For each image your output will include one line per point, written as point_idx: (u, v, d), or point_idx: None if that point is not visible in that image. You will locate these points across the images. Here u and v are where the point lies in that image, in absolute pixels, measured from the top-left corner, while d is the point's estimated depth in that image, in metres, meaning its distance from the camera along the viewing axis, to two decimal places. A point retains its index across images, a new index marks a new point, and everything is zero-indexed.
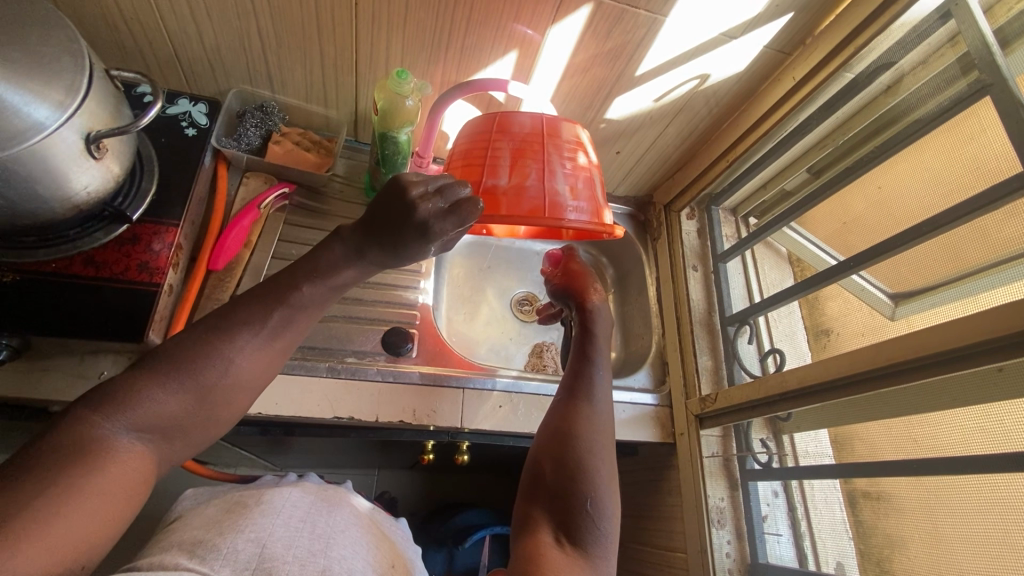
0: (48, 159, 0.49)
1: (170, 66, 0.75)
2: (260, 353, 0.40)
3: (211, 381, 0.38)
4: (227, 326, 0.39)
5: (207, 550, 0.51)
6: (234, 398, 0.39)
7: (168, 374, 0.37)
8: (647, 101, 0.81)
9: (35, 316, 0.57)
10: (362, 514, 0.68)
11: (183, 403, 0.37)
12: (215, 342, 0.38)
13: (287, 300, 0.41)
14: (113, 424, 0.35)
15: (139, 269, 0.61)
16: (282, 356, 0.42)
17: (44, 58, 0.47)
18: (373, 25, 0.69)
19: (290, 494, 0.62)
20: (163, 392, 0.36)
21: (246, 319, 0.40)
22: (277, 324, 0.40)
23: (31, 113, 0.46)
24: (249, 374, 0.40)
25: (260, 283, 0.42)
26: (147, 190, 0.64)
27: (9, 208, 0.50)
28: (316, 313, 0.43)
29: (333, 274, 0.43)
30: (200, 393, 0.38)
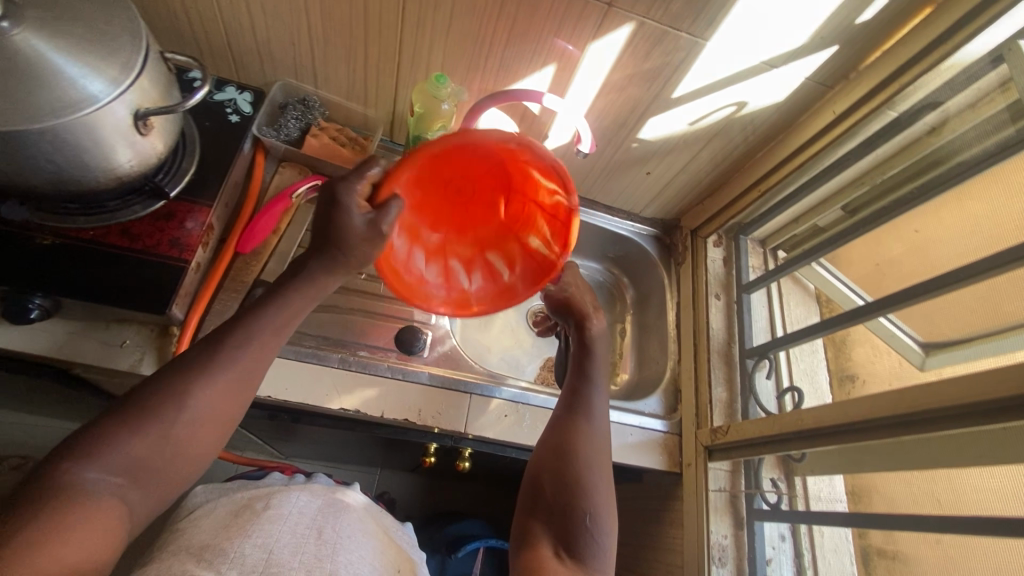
0: (98, 131, 0.51)
1: (222, 54, 0.78)
2: (223, 389, 0.45)
3: (177, 423, 0.42)
4: (186, 369, 0.44)
5: (215, 553, 0.52)
6: (199, 436, 0.44)
7: (132, 423, 0.41)
8: (681, 124, 0.81)
9: (70, 281, 0.59)
10: (371, 518, 0.69)
11: (155, 444, 0.42)
12: (178, 388, 0.43)
13: (242, 337, 0.47)
14: (88, 473, 0.39)
15: (171, 244, 0.64)
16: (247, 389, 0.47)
17: (105, 36, 0.51)
18: (418, 29, 0.71)
19: (297, 499, 0.62)
20: (131, 436, 0.41)
21: (207, 363, 0.45)
22: (235, 360, 0.46)
23: (86, 85, 0.49)
24: (214, 410, 0.44)
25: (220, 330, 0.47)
26: (186, 169, 0.67)
27: (58, 175, 0.52)
28: (276, 343, 0.48)
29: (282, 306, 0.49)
30: (169, 435, 0.42)
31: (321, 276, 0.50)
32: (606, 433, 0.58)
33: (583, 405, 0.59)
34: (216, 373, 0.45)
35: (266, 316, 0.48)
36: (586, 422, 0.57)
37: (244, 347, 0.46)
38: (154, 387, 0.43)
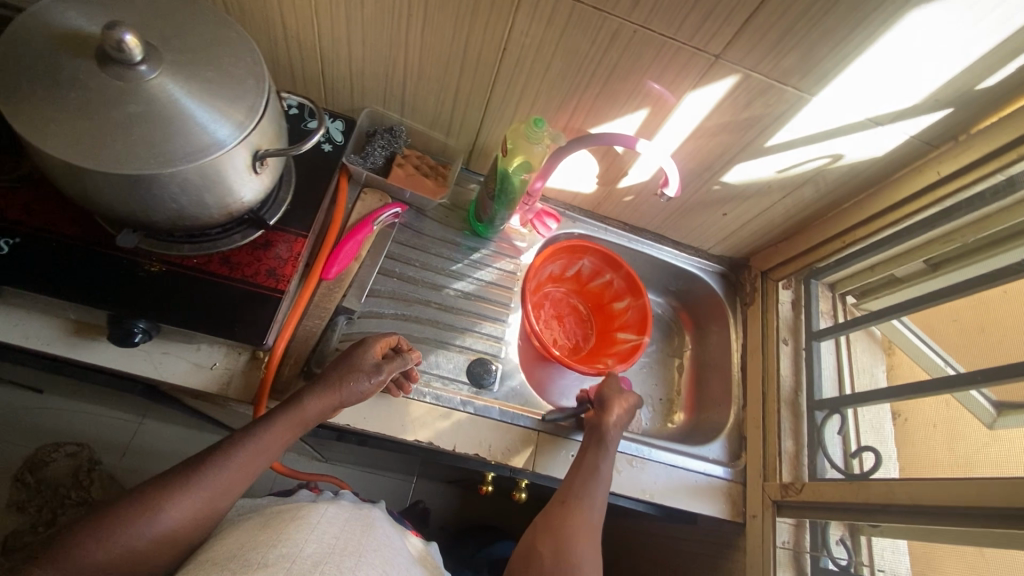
0: (220, 173, 0.52)
1: (314, 81, 0.79)
2: (182, 511, 0.53)
3: (136, 539, 0.51)
4: (160, 486, 0.54)
5: (238, 562, 0.52)
6: (153, 551, 0.52)
7: (101, 532, 0.50)
8: (769, 171, 0.79)
9: (174, 308, 0.61)
10: (395, 535, 0.68)
11: (107, 557, 0.49)
12: (149, 505, 0.52)
13: (221, 461, 0.57)
14: (44, 574, 0.47)
15: (267, 275, 0.64)
16: (203, 518, 0.55)
17: (233, 80, 0.52)
18: (515, 68, 0.71)
19: (325, 511, 0.63)
20: (97, 542, 0.49)
21: (177, 484, 0.54)
22: (206, 484, 0.55)
23: (214, 130, 0.50)
24: (170, 531, 0.53)
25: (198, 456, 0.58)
26: (283, 199, 0.68)
27: (180, 212, 0.54)
28: (236, 482, 0.57)
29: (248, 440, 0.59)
30: (121, 550, 0.50)
31: (308, 407, 0.62)
32: (597, 523, 0.68)
33: (586, 495, 0.68)
34: (186, 501, 0.54)
35: (240, 448, 0.58)
36: (585, 513, 0.67)
37: (221, 473, 0.56)
38: (130, 497, 0.53)
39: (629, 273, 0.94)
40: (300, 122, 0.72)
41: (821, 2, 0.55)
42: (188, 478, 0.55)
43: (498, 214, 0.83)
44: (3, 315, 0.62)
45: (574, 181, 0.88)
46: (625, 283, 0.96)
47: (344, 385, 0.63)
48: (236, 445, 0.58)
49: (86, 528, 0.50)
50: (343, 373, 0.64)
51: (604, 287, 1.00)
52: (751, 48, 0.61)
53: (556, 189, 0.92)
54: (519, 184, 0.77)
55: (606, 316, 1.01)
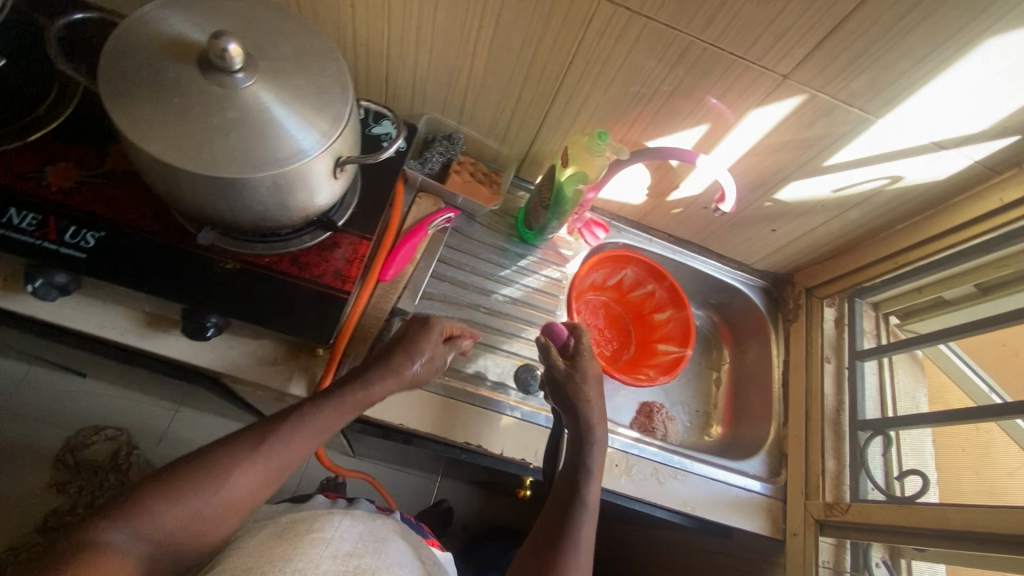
0: (303, 179, 0.54)
1: (377, 86, 0.81)
2: (249, 478, 0.53)
3: (206, 502, 0.51)
4: (226, 451, 0.54)
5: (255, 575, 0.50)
6: (222, 515, 0.52)
7: (169, 495, 0.50)
8: (824, 190, 0.79)
9: (245, 305, 0.63)
10: (409, 546, 0.67)
11: (177, 519, 0.49)
12: (218, 469, 0.52)
13: (287, 431, 0.56)
14: (116, 533, 0.46)
15: (333, 275, 0.66)
16: (270, 486, 0.55)
17: (321, 89, 0.54)
18: (579, 81, 0.72)
19: (339, 525, 0.61)
20: (165, 505, 0.49)
21: (244, 449, 0.54)
22: (271, 454, 0.55)
23: (300, 138, 0.52)
24: (236, 498, 0.52)
25: (263, 423, 0.57)
26: (350, 202, 0.70)
27: (261, 215, 0.56)
28: (301, 452, 0.57)
29: (315, 410, 0.58)
30: (189, 514, 0.50)
31: (376, 383, 0.62)
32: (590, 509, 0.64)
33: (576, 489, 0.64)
34: (251, 470, 0.53)
35: (307, 419, 0.57)
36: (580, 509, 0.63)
37: (286, 444, 0.56)
38: (196, 461, 0.53)
39: (674, 285, 0.94)
40: (366, 127, 0.74)
41: (899, 27, 0.56)
42: (253, 446, 0.54)
43: (548, 224, 0.83)
44: (80, 304, 0.64)
45: (624, 192, 0.89)
46: (669, 295, 0.96)
47: (411, 363, 0.64)
48: (301, 415, 0.58)
49: (154, 488, 0.50)
50: (410, 351, 0.65)
51: (647, 296, 1.00)
52: (821, 69, 0.62)
53: (603, 200, 0.93)
54: (572, 194, 0.77)
55: (646, 325, 1.01)
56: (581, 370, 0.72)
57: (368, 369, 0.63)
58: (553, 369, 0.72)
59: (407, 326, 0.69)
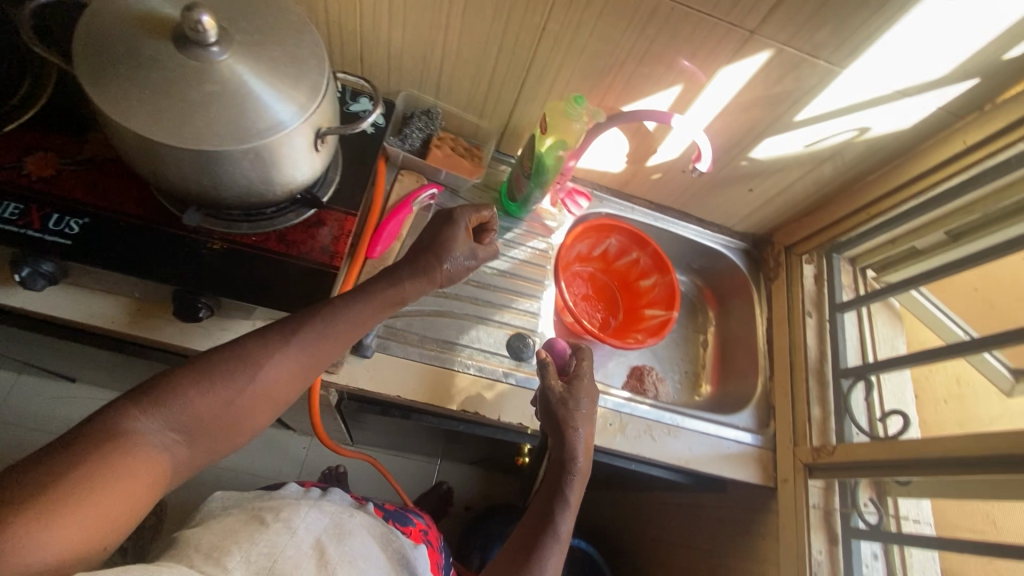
0: (283, 152, 0.54)
1: (352, 65, 0.81)
2: (283, 370, 0.54)
3: (239, 391, 0.51)
4: (259, 345, 0.54)
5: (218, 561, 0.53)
6: (255, 405, 0.52)
7: (201, 384, 0.50)
8: (797, 146, 0.81)
9: (233, 284, 0.63)
10: (377, 539, 0.69)
11: (211, 407, 0.50)
12: (249, 360, 0.52)
13: (318, 327, 0.56)
14: (147, 420, 0.47)
15: (320, 251, 0.67)
16: (301, 381, 0.55)
17: (296, 62, 0.54)
18: (552, 48, 0.73)
19: (306, 515, 0.64)
20: (197, 394, 0.49)
21: (274, 343, 0.54)
22: (304, 348, 0.55)
23: (278, 111, 0.52)
24: (270, 387, 0.53)
25: (292, 318, 0.57)
26: (332, 179, 0.71)
27: (244, 190, 0.57)
28: (332, 348, 0.57)
29: (346, 309, 0.58)
30: (222, 403, 0.50)
31: (408, 285, 0.62)
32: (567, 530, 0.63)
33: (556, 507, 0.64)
34: (287, 363, 0.54)
35: (340, 317, 0.57)
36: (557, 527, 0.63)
37: (315, 340, 0.56)
38: (226, 354, 0.53)
39: (657, 251, 0.97)
40: (344, 104, 0.75)
41: None
42: (287, 342, 0.55)
43: (531, 194, 0.85)
44: (67, 293, 0.64)
45: (603, 160, 0.91)
46: (653, 261, 0.98)
47: (442, 262, 0.64)
48: (335, 314, 0.57)
49: (183, 378, 0.50)
50: (441, 253, 0.64)
51: (631, 265, 1.02)
52: (787, 22, 0.64)
53: (584, 169, 0.95)
54: (553, 163, 0.79)
55: (632, 295, 1.03)
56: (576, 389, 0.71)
57: (398, 269, 0.63)
58: (549, 389, 0.71)
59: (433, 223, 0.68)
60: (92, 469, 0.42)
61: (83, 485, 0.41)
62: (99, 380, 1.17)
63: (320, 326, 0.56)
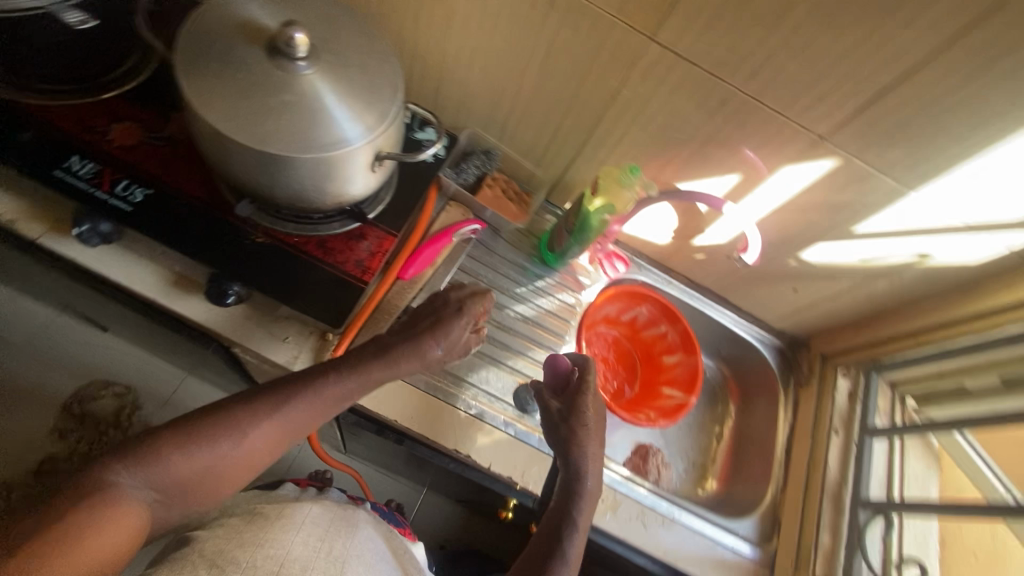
0: (343, 167, 0.57)
1: (426, 96, 0.85)
2: (263, 438, 0.57)
3: (220, 454, 0.55)
4: (245, 409, 0.57)
5: (224, 562, 0.53)
6: (232, 468, 0.56)
7: (185, 447, 0.53)
8: (852, 258, 0.79)
9: (266, 280, 0.67)
10: (380, 536, 0.69)
11: (190, 469, 0.53)
12: (234, 425, 0.56)
13: (306, 397, 0.59)
14: (131, 478, 0.50)
15: (354, 264, 0.68)
16: (279, 447, 0.59)
17: (373, 87, 0.57)
18: (619, 116, 0.74)
19: (310, 510, 0.64)
20: (178, 456, 0.53)
21: (260, 409, 0.58)
22: (287, 419, 0.58)
23: (347, 128, 0.54)
24: (250, 453, 0.57)
25: (281, 382, 0.60)
26: (383, 198, 0.73)
27: (299, 195, 0.59)
28: (314, 419, 0.60)
29: (336, 382, 0.61)
30: (202, 466, 0.54)
31: (402, 359, 0.65)
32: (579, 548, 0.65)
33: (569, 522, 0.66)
34: (269, 429, 0.57)
35: (331, 387, 0.61)
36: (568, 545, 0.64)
37: (301, 410, 0.59)
38: (212, 418, 0.56)
39: (687, 330, 0.94)
40: (410, 131, 0.77)
41: (938, 103, 0.57)
42: (273, 406, 0.58)
43: (569, 248, 0.85)
44: (116, 255, 0.68)
45: (649, 231, 0.91)
46: (681, 339, 0.95)
47: (437, 342, 0.67)
48: (324, 383, 0.60)
49: (169, 438, 0.53)
50: (436, 335, 0.67)
51: (659, 338, 0.99)
52: (861, 136, 0.63)
53: (628, 235, 0.95)
54: (598, 223, 0.80)
55: (654, 368, 1.00)
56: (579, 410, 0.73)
57: (395, 344, 0.65)
58: (548, 409, 0.75)
59: (437, 304, 0.71)
60: (69, 522, 0.45)
61: (61, 535, 0.44)
62: (127, 337, 1.22)
63: (307, 393, 0.60)
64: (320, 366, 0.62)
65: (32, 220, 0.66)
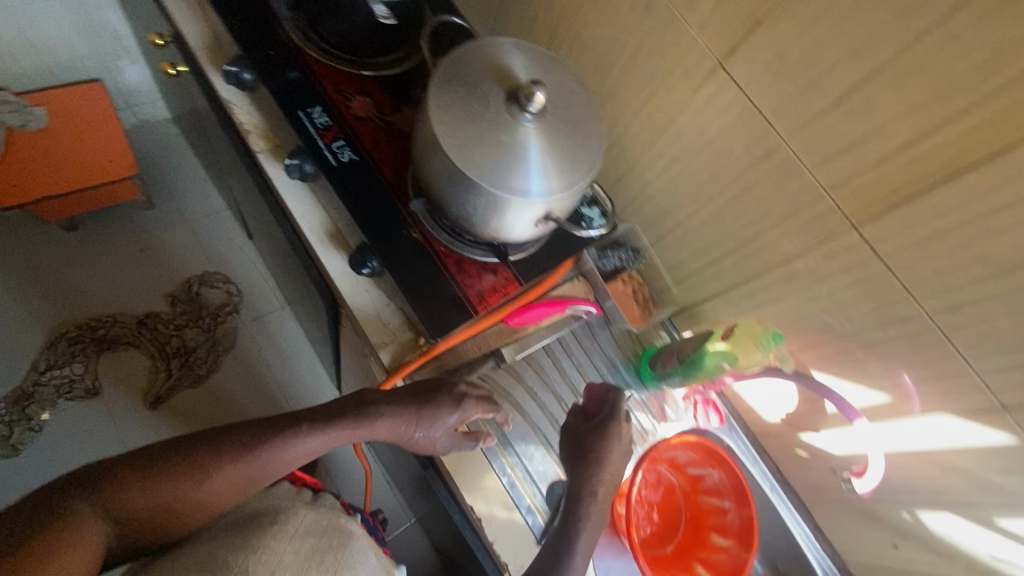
0: (513, 210, 0.61)
1: (609, 178, 0.89)
2: (225, 486, 0.60)
3: (182, 494, 0.58)
4: (212, 446, 0.60)
5: (217, 564, 0.54)
6: (195, 508, 0.59)
7: (145, 483, 0.56)
8: (981, 551, 0.65)
9: (400, 269, 0.72)
10: (371, 552, 0.70)
11: (148, 506, 0.56)
12: (195, 470, 0.58)
13: (277, 447, 0.62)
14: (94, 511, 0.53)
15: (475, 292, 0.74)
16: (240, 492, 0.61)
17: (574, 158, 0.61)
18: (783, 279, 0.72)
19: (303, 518, 0.65)
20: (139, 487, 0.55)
21: (224, 455, 0.60)
22: (253, 465, 0.61)
23: (535, 182, 0.59)
24: (212, 498, 0.59)
25: (250, 429, 0.63)
26: (529, 248, 0.78)
27: (466, 215, 0.65)
28: (277, 468, 0.63)
29: (308, 436, 0.64)
30: (162, 504, 0.57)
31: (381, 430, 0.66)
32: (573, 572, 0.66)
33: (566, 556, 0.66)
34: (230, 469, 0.60)
35: (304, 440, 0.63)
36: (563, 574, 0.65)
37: (267, 459, 0.62)
38: (179, 453, 0.59)
39: (751, 522, 0.81)
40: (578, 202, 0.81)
41: None
42: (240, 447, 0.61)
43: (672, 376, 0.81)
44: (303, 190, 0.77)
45: (761, 398, 0.85)
46: (739, 529, 0.83)
47: (423, 426, 0.67)
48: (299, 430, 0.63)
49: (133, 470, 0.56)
50: (422, 418, 0.66)
51: (717, 509, 0.87)
52: None
53: (736, 391, 0.89)
54: (712, 367, 0.76)
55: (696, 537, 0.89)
56: (598, 447, 0.72)
57: (378, 405, 0.66)
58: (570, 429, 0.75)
59: (429, 382, 0.69)
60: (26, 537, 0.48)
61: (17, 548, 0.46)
62: (264, 251, 1.41)
63: (272, 442, 0.62)
64: (296, 420, 0.65)
65: (261, 137, 0.77)
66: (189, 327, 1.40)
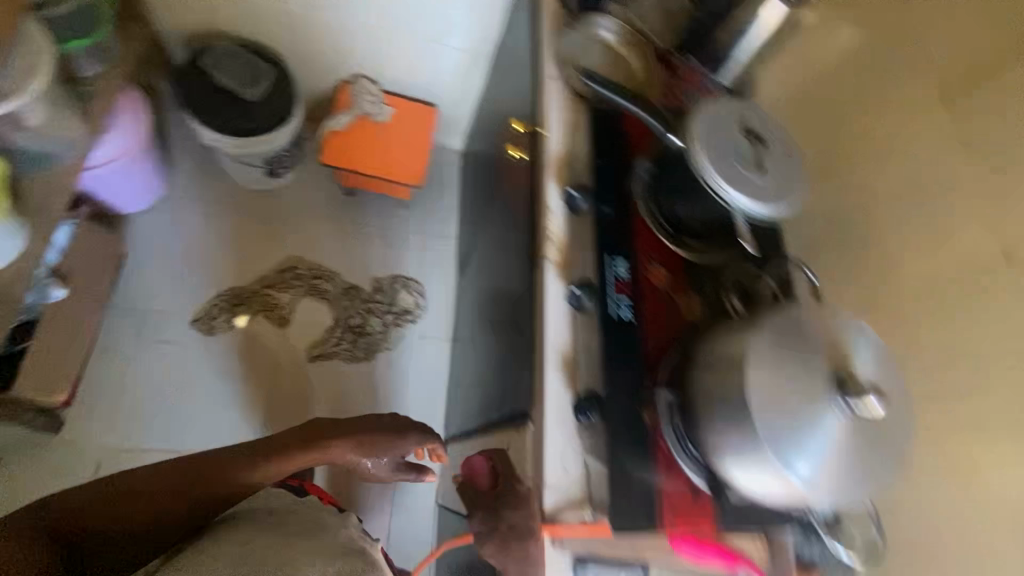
0: (763, 477, 0.58)
1: None
2: (166, 496, 0.93)
3: (126, 510, 0.90)
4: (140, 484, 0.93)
5: (252, 563, 0.75)
6: (149, 509, 0.91)
7: (77, 508, 0.88)
8: None
9: (616, 437, 0.72)
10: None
11: (88, 512, 0.88)
12: (118, 499, 0.91)
13: (231, 470, 0.98)
14: (34, 530, 0.83)
15: (667, 505, 0.69)
16: (182, 502, 0.93)
17: (858, 473, 0.57)
18: None
19: (348, 539, 0.91)
20: (101, 516, 0.89)
21: (160, 489, 0.93)
22: (236, 479, 0.98)
23: (807, 473, 0.56)
24: (150, 503, 0.92)
25: (178, 465, 0.97)
26: (733, 494, 0.70)
27: (712, 444, 0.63)
28: (240, 479, 0.98)
29: (252, 469, 0.99)
30: (110, 516, 0.89)
31: (287, 440, 1.04)
32: None
33: None
34: (190, 493, 0.94)
35: (274, 462, 1.01)
36: None
37: (225, 454, 1.00)
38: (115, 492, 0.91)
39: None
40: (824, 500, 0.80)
41: None
42: (166, 488, 0.94)
43: None
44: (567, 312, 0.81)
45: None
46: None
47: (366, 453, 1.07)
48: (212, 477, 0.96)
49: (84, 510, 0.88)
50: (365, 450, 1.07)
51: None
52: None
53: None
54: None
55: None
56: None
57: (327, 438, 1.05)
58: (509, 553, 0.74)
59: (371, 423, 1.10)
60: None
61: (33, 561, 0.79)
62: (467, 296, 1.65)
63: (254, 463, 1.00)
64: (241, 459, 1.00)
65: (556, 250, 0.83)
66: (369, 318, 1.68)
